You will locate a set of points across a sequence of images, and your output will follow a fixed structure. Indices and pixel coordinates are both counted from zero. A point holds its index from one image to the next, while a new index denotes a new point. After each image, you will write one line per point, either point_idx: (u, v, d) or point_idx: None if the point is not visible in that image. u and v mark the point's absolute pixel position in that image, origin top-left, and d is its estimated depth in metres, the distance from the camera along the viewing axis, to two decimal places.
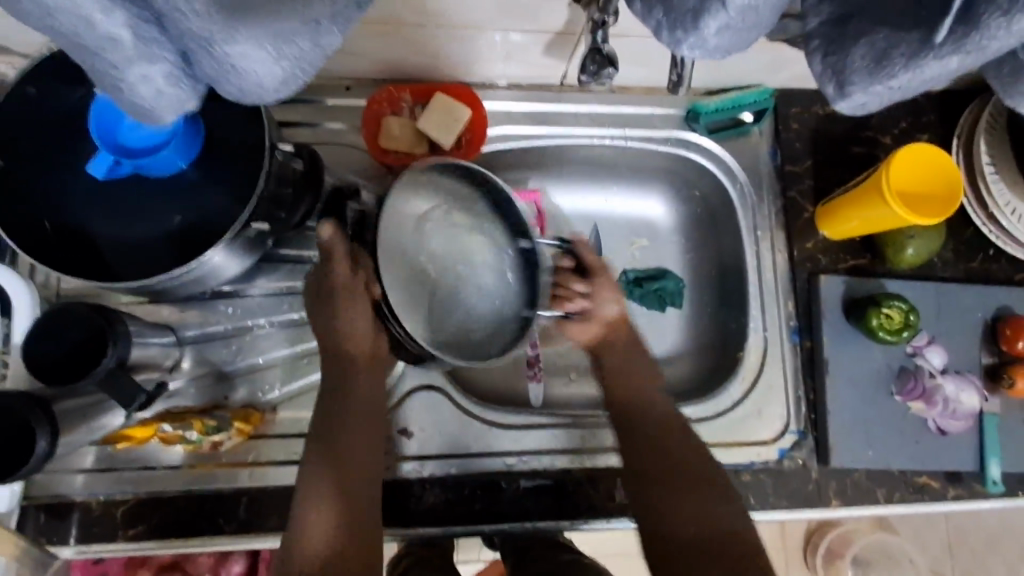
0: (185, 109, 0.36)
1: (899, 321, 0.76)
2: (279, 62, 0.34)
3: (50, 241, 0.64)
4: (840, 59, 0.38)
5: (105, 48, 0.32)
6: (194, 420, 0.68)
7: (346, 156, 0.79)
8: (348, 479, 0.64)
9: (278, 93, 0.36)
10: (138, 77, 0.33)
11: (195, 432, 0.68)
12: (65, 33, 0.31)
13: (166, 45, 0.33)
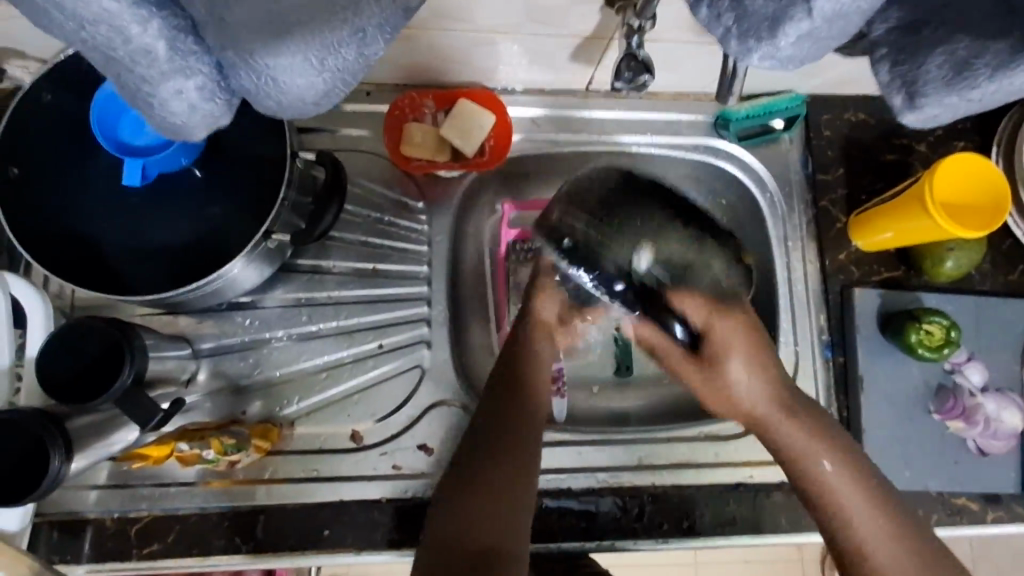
0: (218, 123, 0.34)
1: (939, 337, 0.73)
2: (322, 74, 0.32)
3: (63, 252, 0.62)
4: (912, 69, 0.35)
5: (138, 61, 0.30)
6: (211, 438, 0.66)
7: (365, 163, 0.77)
8: (498, 469, 0.59)
9: (317, 106, 0.34)
10: (172, 92, 0.31)
11: (212, 451, 0.66)
12: (91, 43, 0.29)
13: (201, 57, 0.31)
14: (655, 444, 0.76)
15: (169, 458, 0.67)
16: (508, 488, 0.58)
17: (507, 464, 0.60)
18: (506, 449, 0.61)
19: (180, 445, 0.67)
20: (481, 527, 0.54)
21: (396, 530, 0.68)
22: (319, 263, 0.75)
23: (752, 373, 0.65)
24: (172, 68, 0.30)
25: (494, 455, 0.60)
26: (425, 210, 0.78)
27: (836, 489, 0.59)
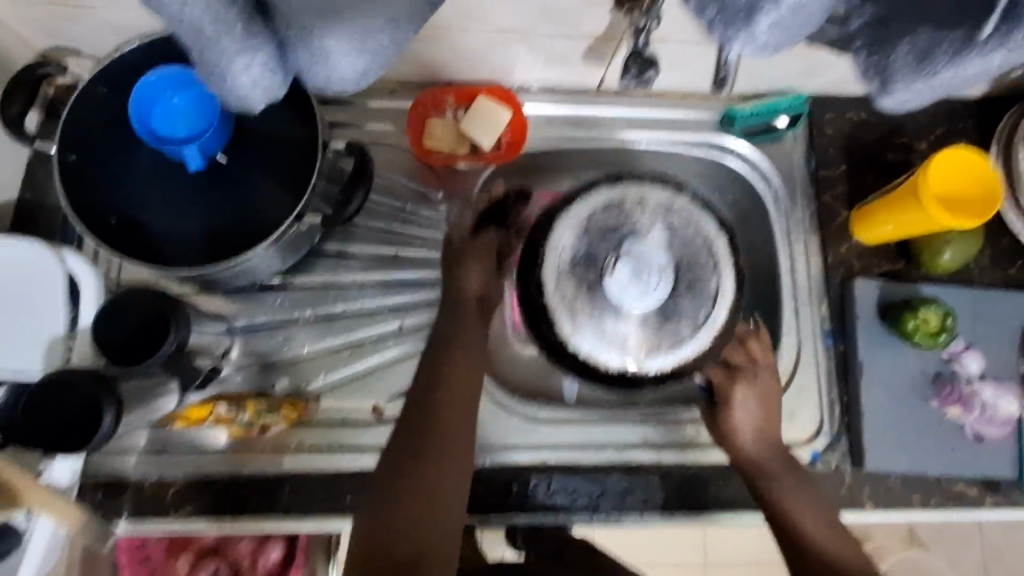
0: (272, 94, 0.38)
1: (936, 325, 0.76)
2: (363, 55, 0.37)
3: (112, 231, 0.68)
4: (883, 58, 0.40)
5: (220, 40, 0.34)
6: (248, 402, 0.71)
7: (389, 157, 0.82)
8: (429, 464, 0.62)
9: (355, 84, 0.40)
10: (242, 68, 0.35)
11: (248, 415, 0.71)
12: (186, 22, 0.33)
13: (265, 38, 0.35)
14: (661, 426, 0.80)
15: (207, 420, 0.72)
16: (439, 483, 0.62)
17: (431, 464, 0.62)
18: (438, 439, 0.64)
19: (217, 407, 0.71)
20: (409, 530, 0.58)
21: None
22: (345, 248, 0.81)
23: (748, 413, 0.73)
24: (242, 50, 0.35)
25: (423, 446, 0.64)
26: (444, 200, 0.83)
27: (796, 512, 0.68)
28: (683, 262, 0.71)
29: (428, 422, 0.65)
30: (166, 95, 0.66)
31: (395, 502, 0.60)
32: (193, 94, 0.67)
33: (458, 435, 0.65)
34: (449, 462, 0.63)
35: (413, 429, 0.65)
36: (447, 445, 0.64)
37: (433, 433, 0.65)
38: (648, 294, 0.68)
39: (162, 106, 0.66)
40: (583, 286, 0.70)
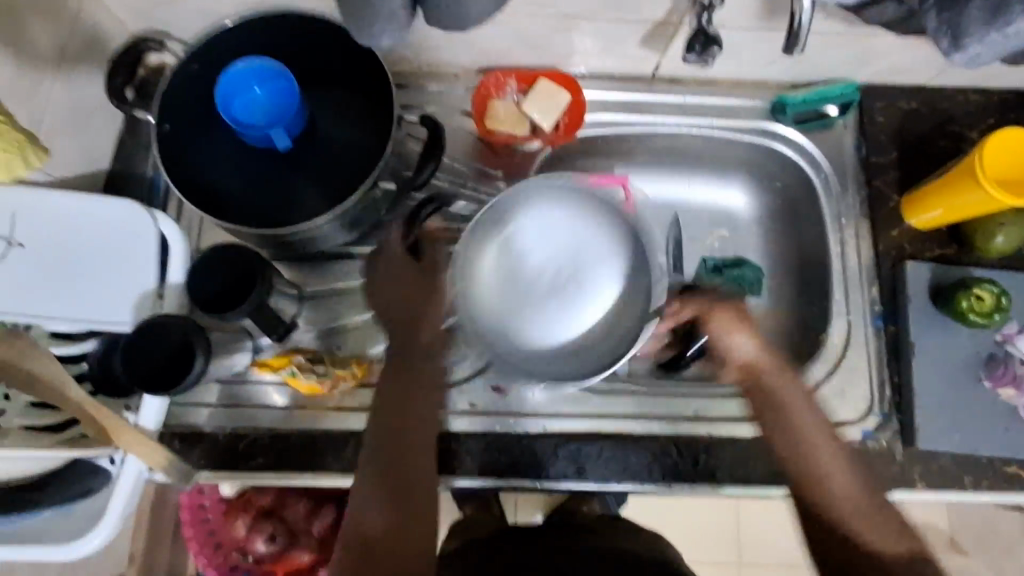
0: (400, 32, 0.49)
1: (990, 304, 0.77)
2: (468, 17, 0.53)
3: (204, 196, 0.73)
4: (956, 15, 0.42)
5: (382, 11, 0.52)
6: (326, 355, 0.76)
7: (452, 137, 0.86)
8: (414, 442, 0.67)
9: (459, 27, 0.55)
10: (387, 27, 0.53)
11: (325, 367, 0.74)
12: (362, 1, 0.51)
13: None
14: (712, 400, 0.81)
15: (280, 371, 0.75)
16: (419, 482, 0.65)
17: (409, 444, 0.67)
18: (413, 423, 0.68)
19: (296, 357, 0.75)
20: (385, 513, 0.62)
21: (477, 457, 0.76)
22: None
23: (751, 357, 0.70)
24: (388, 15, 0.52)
25: (396, 444, 0.66)
26: (504, 180, 0.87)
27: (823, 469, 0.64)
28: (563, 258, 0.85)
29: (394, 422, 0.67)
30: (251, 86, 0.71)
31: (384, 485, 0.63)
32: (276, 87, 0.71)
33: (423, 411, 0.69)
34: (420, 454, 0.67)
35: (393, 411, 0.68)
36: (412, 442, 0.67)
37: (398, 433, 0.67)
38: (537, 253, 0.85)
39: (247, 95, 0.71)
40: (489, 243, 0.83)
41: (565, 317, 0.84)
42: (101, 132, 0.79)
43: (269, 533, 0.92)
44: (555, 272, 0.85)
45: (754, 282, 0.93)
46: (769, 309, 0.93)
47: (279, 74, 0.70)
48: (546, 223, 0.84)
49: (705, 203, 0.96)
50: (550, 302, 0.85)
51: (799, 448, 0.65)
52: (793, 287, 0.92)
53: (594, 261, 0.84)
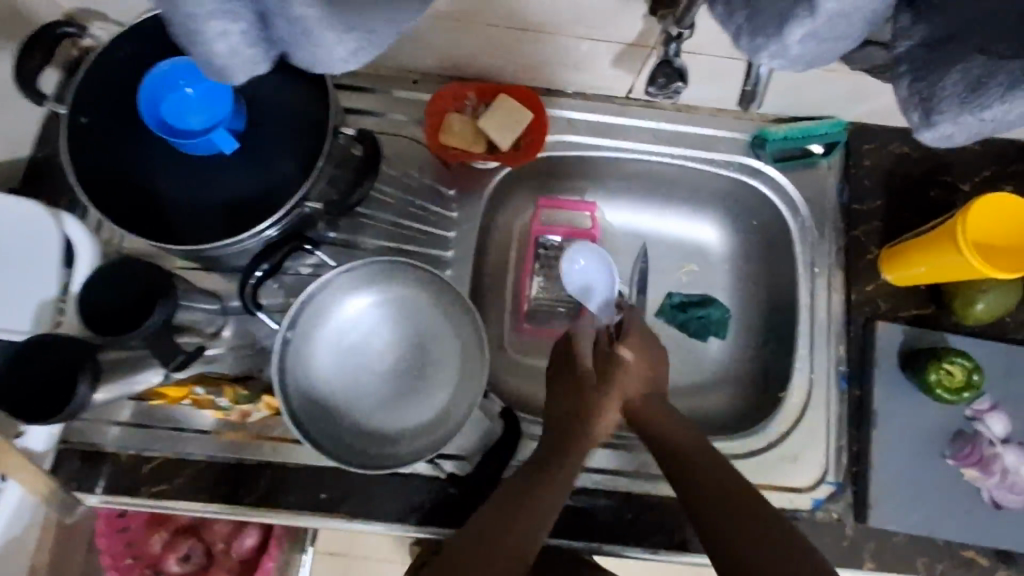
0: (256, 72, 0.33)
1: (960, 379, 0.71)
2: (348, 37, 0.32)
3: (118, 198, 0.66)
4: (930, 86, 0.36)
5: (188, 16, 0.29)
6: (226, 387, 0.72)
7: (403, 147, 0.80)
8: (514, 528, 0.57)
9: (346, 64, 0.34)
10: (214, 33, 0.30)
11: (225, 400, 0.72)
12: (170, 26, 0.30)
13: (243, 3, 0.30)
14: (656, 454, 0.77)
15: (185, 400, 0.72)
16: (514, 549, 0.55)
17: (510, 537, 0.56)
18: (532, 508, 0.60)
19: (195, 390, 0.72)
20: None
21: (400, 500, 0.70)
22: (349, 237, 0.78)
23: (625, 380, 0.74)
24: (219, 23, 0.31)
25: (509, 506, 0.59)
26: (457, 199, 0.80)
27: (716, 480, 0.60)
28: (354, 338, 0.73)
29: (524, 494, 0.61)
30: (179, 85, 0.64)
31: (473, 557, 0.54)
32: (209, 87, 0.64)
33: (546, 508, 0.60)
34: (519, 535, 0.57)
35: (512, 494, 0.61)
36: (546, 511, 0.60)
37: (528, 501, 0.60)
38: (369, 332, 0.74)
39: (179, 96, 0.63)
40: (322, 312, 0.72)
41: (399, 410, 0.72)
42: (19, 117, 0.72)
43: (183, 552, 0.88)
44: (372, 359, 0.73)
45: (720, 323, 0.87)
46: (733, 355, 0.87)
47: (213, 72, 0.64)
48: (369, 307, 0.74)
49: (676, 235, 0.90)
50: (376, 402, 0.72)
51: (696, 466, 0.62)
52: (760, 335, 0.86)
53: (421, 359, 0.74)
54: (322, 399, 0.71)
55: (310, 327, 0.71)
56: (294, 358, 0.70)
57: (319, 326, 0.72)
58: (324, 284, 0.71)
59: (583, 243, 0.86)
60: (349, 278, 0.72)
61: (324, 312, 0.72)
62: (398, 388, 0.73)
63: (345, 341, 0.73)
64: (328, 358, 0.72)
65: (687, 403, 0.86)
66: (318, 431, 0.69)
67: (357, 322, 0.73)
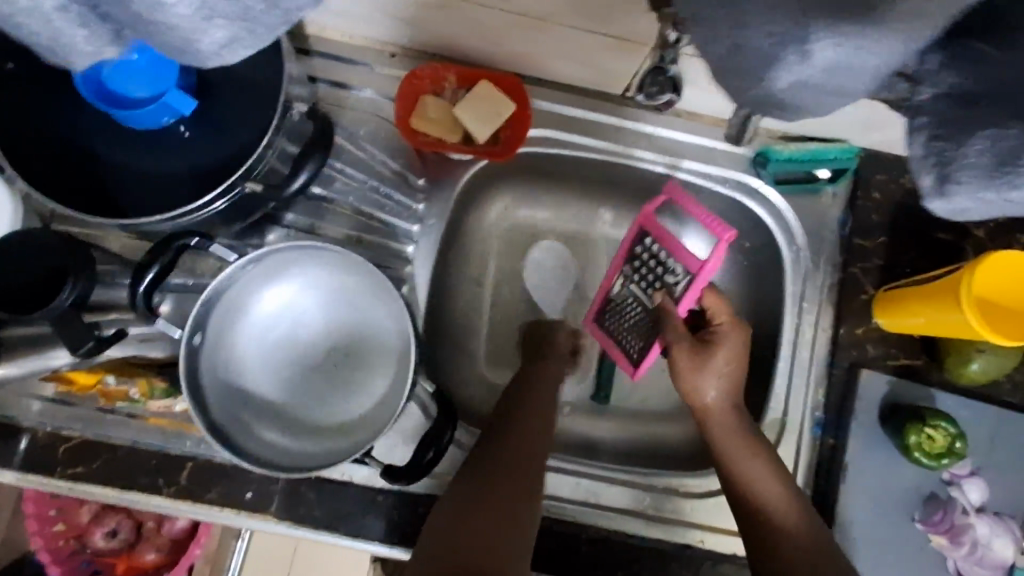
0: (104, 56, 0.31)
1: (941, 445, 0.66)
2: (212, 20, 0.28)
3: (44, 158, 0.60)
4: (949, 148, 0.30)
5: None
6: (140, 377, 0.66)
7: (373, 128, 0.73)
8: (494, 499, 0.56)
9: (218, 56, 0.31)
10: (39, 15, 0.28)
11: (139, 391, 0.66)
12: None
13: None
14: (609, 482, 0.72)
15: (94, 390, 0.66)
16: (504, 516, 0.54)
17: (488, 502, 0.55)
18: (506, 479, 0.59)
19: (107, 379, 0.66)
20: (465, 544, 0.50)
21: (326, 508, 0.66)
22: (306, 220, 0.72)
23: (722, 380, 0.69)
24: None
25: (480, 504, 0.55)
26: (427, 189, 0.74)
27: (753, 479, 0.64)
28: (283, 326, 0.67)
29: (492, 462, 0.61)
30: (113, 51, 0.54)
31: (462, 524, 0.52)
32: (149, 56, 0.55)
33: (518, 475, 0.60)
34: (501, 501, 0.56)
35: (484, 467, 0.60)
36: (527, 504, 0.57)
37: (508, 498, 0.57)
38: (301, 322, 0.68)
39: (117, 62, 0.54)
40: (246, 295, 0.65)
41: (323, 409, 0.67)
42: None
43: (111, 528, 0.83)
44: (303, 350, 0.68)
45: None
46: None
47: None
48: (304, 293, 0.67)
49: None
50: (308, 397, 0.67)
51: (730, 454, 0.66)
52: None
53: (354, 356, 0.68)
54: (245, 385, 0.66)
55: (236, 307, 0.65)
56: (215, 340, 0.64)
57: (246, 308, 0.65)
58: (255, 263, 0.64)
59: (686, 277, 0.69)
60: (283, 260, 0.65)
61: (254, 292, 0.65)
62: (327, 383, 0.68)
63: (275, 327, 0.67)
64: (251, 345, 0.66)
65: (651, 429, 0.81)
66: (231, 423, 0.63)
67: (289, 309, 0.67)
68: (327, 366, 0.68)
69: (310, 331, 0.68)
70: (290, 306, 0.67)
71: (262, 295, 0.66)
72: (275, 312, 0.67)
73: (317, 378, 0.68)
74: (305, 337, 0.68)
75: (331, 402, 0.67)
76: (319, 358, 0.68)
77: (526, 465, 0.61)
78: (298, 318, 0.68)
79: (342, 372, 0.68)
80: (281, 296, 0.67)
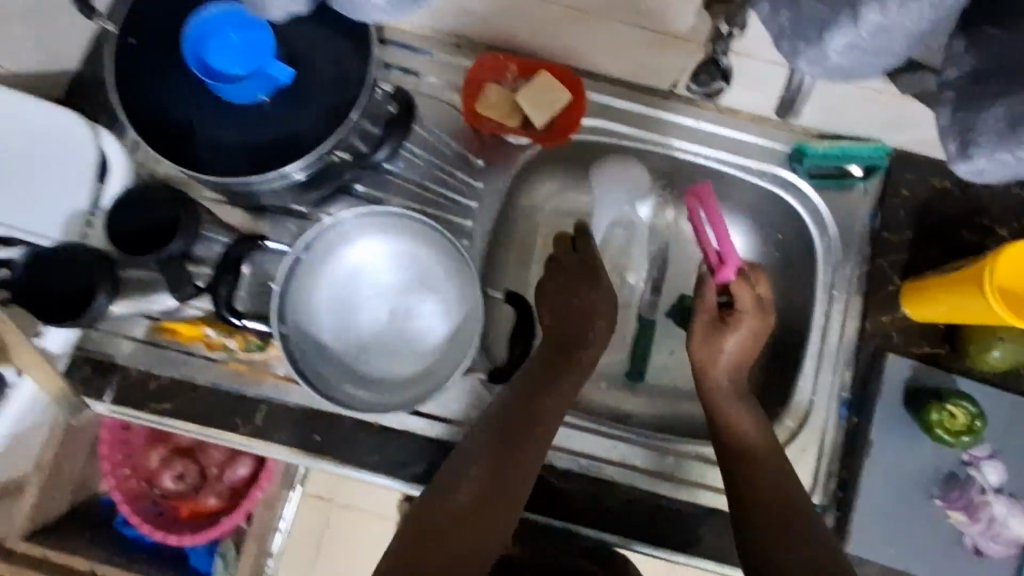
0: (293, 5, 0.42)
1: (962, 423, 0.71)
2: None
3: (151, 124, 0.68)
4: (971, 118, 0.35)
5: None
6: (237, 333, 0.72)
7: (438, 113, 0.80)
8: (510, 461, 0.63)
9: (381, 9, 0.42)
10: None
11: (235, 344, 0.72)
12: None
13: None
14: (642, 448, 0.77)
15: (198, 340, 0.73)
16: (508, 481, 0.62)
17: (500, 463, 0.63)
18: (525, 442, 0.65)
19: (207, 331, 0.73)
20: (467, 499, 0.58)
21: (384, 454, 0.72)
22: (375, 193, 0.79)
23: (737, 346, 0.74)
24: None
25: (493, 465, 0.63)
26: (485, 170, 0.81)
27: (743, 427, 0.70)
28: (355, 283, 0.74)
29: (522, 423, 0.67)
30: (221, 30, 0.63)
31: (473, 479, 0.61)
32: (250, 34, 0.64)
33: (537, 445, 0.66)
34: (511, 465, 0.63)
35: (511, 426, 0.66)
36: (526, 474, 0.63)
37: (508, 460, 0.63)
38: (372, 281, 0.75)
39: (221, 41, 0.63)
40: (327, 252, 0.72)
41: (388, 360, 0.74)
42: (68, 29, 0.73)
43: (179, 471, 0.92)
44: (371, 305, 0.75)
45: None
46: None
47: (251, 20, 0.63)
48: (378, 254, 0.74)
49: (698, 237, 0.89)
50: (373, 350, 0.74)
51: (732, 411, 0.72)
52: (767, 350, 0.86)
53: (417, 314, 0.75)
54: (319, 335, 0.72)
55: (320, 259, 0.72)
56: (299, 286, 0.71)
57: (328, 261, 0.73)
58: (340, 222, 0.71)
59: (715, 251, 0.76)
60: (365, 221, 0.72)
61: (336, 248, 0.73)
62: (393, 337, 0.74)
63: (350, 281, 0.74)
64: (329, 297, 0.73)
65: (684, 406, 0.86)
66: (307, 361, 0.71)
67: (363, 267, 0.74)
68: (393, 321, 0.75)
69: (380, 287, 0.75)
70: (365, 264, 0.74)
71: (341, 252, 0.73)
72: (349, 270, 0.74)
73: (384, 332, 0.74)
74: (374, 296, 0.75)
75: (397, 353, 0.74)
76: (386, 314, 0.75)
77: (539, 425, 0.67)
78: (370, 278, 0.75)
79: (406, 328, 0.75)
80: (357, 255, 0.74)
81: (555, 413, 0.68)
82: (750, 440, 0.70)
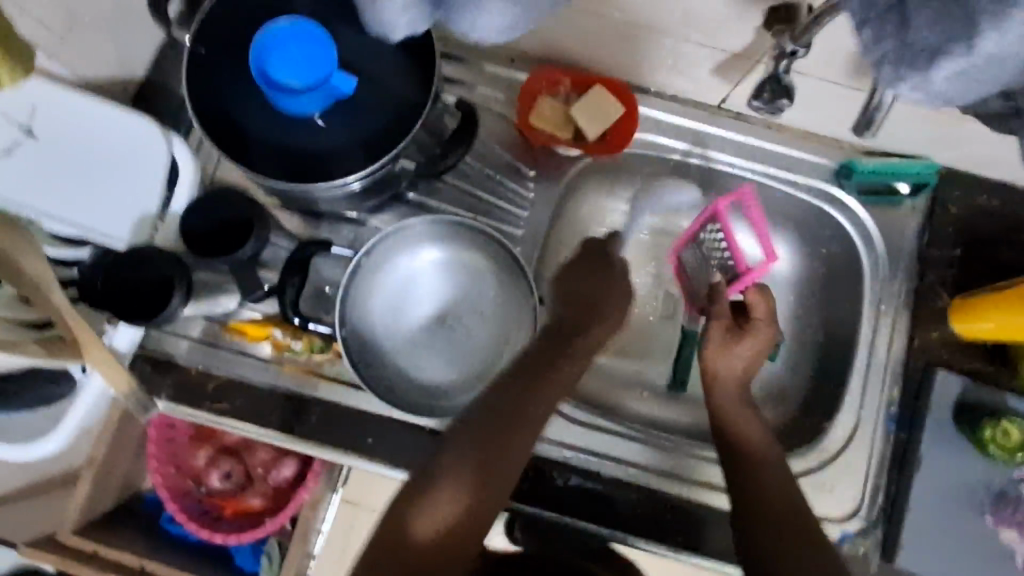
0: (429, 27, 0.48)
1: (1017, 440, 0.71)
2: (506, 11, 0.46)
3: (218, 130, 0.70)
4: None
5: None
6: (305, 335, 0.74)
7: (490, 123, 0.82)
8: (502, 440, 0.57)
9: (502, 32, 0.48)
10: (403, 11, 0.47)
11: (302, 345, 0.74)
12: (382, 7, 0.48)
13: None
14: (687, 458, 0.77)
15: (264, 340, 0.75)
16: (497, 463, 0.57)
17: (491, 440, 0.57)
18: (520, 416, 0.59)
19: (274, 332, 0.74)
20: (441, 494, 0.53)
21: None
22: (426, 201, 0.81)
23: (749, 354, 0.74)
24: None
25: (482, 442, 0.57)
26: (536, 180, 0.82)
27: (746, 432, 0.70)
28: (409, 288, 0.76)
29: (521, 394, 0.60)
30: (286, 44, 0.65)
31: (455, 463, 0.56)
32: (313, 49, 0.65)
33: (534, 421, 0.60)
34: (503, 445, 0.57)
35: (504, 397, 0.60)
36: (519, 454, 0.58)
37: (504, 433, 0.58)
38: (424, 287, 0.77)
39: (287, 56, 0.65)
40: (386, 258, 0.74)
41: (440, 364, 0.75)
42: (140, 39, 0.76)
43: (225, 471, 0.93)
44: (424, 309, 0.77)
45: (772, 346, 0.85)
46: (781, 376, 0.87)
47: (321, 38, 0.65)
48: (433, 260, 0.76)
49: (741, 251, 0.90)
50: (427, 353, 0.75)
51: (739, 418, 0.71)
52: (811, 364, 0.86)
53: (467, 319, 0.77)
54: (375, 337, 0.74)
55: (379, 264, 0.74)
56: (360, 290, 0.73)
57: (386, 265, 0.74)
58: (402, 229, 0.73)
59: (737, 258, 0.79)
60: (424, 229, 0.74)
61: (394, 253, 0.75)
62: (444, 341, 0.76)
63: (404, 286, 0.76)
64: (385, 301, 0.75)
65: None
66: (366, 363, 0.72)
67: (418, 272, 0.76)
68: (443, 326, 0.77)
69: (432, 292, 0.77)
70: (419, 270, 0.76)
71: (398, 258, 0.75)
72: (405, 275, 0.76)
73: (435, 336, 0.76)
74: (426, 300, 0.77)
75: (448, 357, 0.75)
76: (437, 318, 0.77)
77: (541, 391, 0.61)
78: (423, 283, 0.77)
79: (456, 332, 0.76)
80: (413, 261, 0.76)
81: (558, 381, 0.62)
82: (754, 440, 0.69)
